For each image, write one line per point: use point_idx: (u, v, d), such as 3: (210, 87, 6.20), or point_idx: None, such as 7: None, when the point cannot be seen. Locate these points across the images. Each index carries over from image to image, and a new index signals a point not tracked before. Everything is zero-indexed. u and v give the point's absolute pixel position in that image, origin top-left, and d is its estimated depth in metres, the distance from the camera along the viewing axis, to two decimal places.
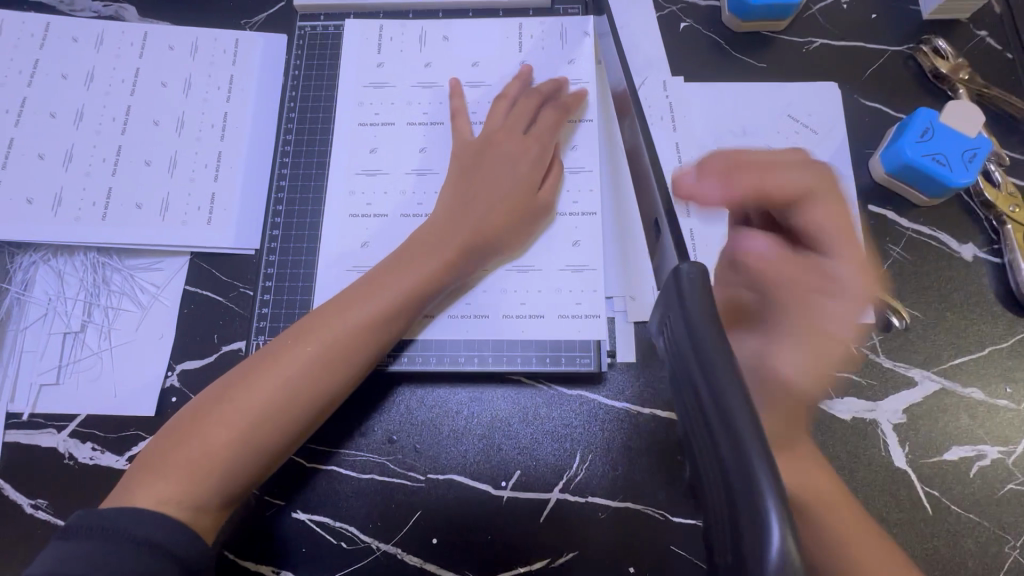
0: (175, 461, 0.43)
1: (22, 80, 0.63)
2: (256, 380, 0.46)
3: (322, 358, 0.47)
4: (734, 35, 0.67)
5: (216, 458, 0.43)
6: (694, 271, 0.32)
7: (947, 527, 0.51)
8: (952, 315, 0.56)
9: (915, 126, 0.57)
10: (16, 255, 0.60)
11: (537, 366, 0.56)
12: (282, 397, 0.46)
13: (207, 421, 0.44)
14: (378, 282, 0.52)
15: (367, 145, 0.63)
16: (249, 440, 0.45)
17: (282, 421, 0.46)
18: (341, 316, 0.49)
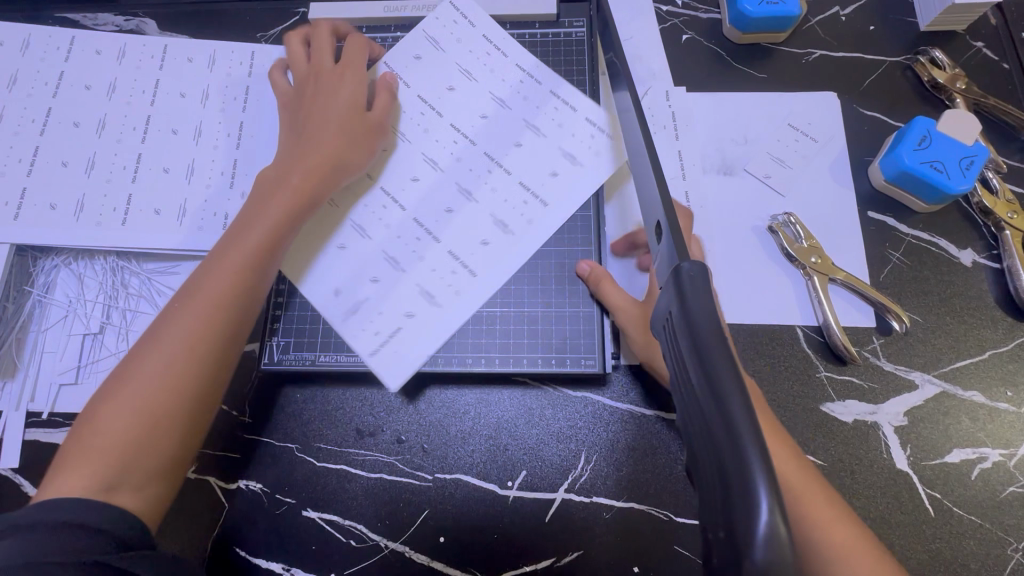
0: (83, 453, 0.41)
1: (47, 91, 0.65)
2: (140, 352, 0.45)
3: (198, 308, 0.47)
4: (734, 46, 0.68)
5: (116, 436, 0.42)
6: (696, 268, 0.34)
7: (950, 529, 0.51)
8: (952, 319, 0.57)
9: (913, 134, 0.59)
10: (38, 258, 0.62)
11: (542, 367, 0.57)
12: (173, 349, 0.45)
13: (108, 406, 0.43)
14: (250, 216, 0.52)
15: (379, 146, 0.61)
16: (153, 395, 0.43)
17: (183, 370, 0.45)
18: (218, 259, 0.49)
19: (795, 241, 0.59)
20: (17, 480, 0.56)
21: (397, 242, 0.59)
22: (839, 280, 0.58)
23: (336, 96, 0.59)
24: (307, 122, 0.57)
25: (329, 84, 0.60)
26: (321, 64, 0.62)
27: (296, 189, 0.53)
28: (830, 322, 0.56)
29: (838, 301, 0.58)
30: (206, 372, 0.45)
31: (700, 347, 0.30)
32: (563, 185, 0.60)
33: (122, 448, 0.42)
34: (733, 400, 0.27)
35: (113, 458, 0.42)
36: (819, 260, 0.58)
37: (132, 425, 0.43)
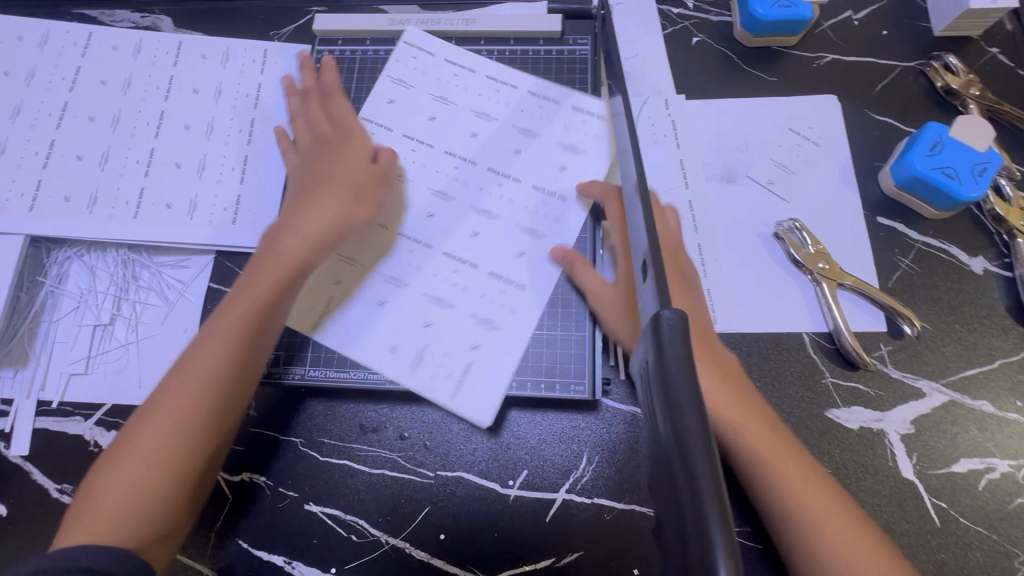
0: (93, 506, 0.44)
1: (64, 86, 0.67)
2: (133, 429, 0.47)
3: (202, 371, 0.48)
4: (745, 49, 0.68)
5: (124, 496, 0.44)
6: (676, 316, 0.31)
7: (955, 539, 0.50)
8: (961, 327, 0.57)
9: (925, 139, 0.58)
10: (51, 250, 0.63)
11: (531, 392, 0.57)
12: (162, 429, 0.46)
13: (104, 483, 0.45)
14: (240, 289, 0.52)
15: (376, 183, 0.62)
16: (156, 457, 0.45)
17: (171, 448, 0.46)
18: (207, 334, 0.50)
19: (802, 247, 0.59)
20: (26, 467, 0.57)
21: (418, 286, 0.59)
22: (847, 285, 0.57)
23: (338, 156, 0.59)
24: (314, 176, 0.58)
25: (331, 144, 0.60)
26: (320, 119, 0.63)
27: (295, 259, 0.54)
28: (840, 327, 0.56)
29: (847, 307, 0.57)
30: (204, 433, 0.47)
31: (675, 407, 0.28)
32: (556, 215, 0.61)
33: (111, 527, 0.43)
34: (702, 473, 0.26)
35: (102, 535, 0.43)
36: (827, 266, 0.58)
37: (123, 502, 0.44)
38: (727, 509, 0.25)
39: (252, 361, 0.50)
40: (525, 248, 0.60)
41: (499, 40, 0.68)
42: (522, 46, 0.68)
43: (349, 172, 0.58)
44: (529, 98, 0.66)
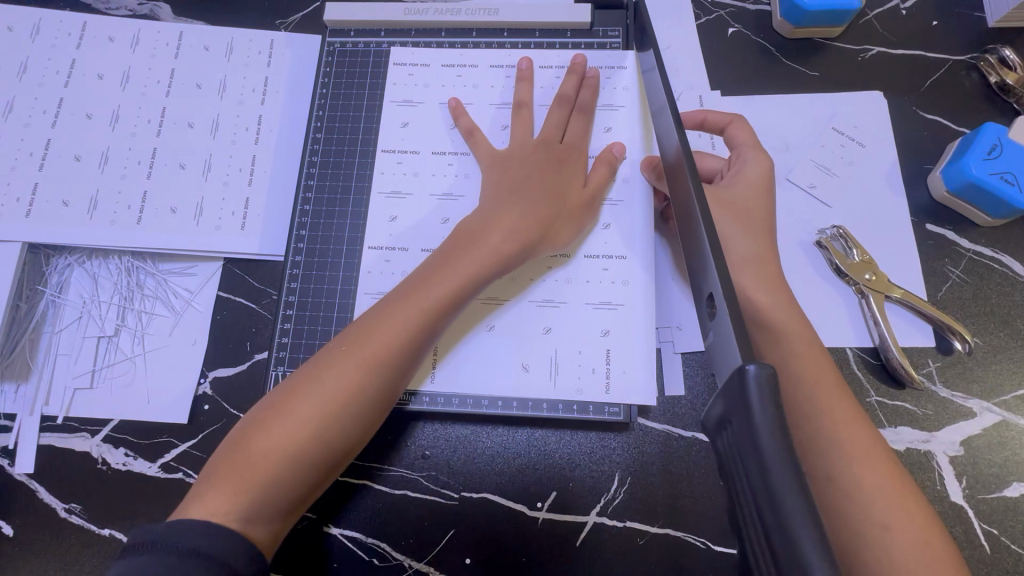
0: (232, 472, 0.41)
1: (59, 81, 0.62)
2: (267, 418, 0.43)
3: (374, 360, 0.45)
4: (784, 41, 0.64)
5: (261, 472, 0.41)
6: (766, 376, 0.24)
7: (1005, 568, 0.48)
8: (1015, 343, 0.53)
9: (982, 141, 0.54)
10: (51, 256, 0.60)
11: (562, 414, 0.53)
12: (298, 432, 0.42)
13: (231, 466, 0.42)
14: (394, 305, 0.47)
15: (388, 212, 0.58)
16: (305, 437, 0.42)
17: (299, 459, 0.42)
18: (358, 344, 0.45)
19: (846, 256, 0.55)
20: (31, 485, 0.55)
21: (527, 317, 0.55)
22: (895, 298, 0.54)
23: (506, 174, 0.54)
24: (507, 175, 0.54)
25: (530, 158, 0.55)
26: (552, 129, 0.57)
27: (454, 280, 0.47)
28: (889, 342, 0.52)
29: (894, 320, 0.54)
30: (355, 424, 0.44)
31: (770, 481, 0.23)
32: (627, 223, 0.56)
33: (230, 516, 0.40)
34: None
35: (234, 504, 0.40)
36: (874, 277, 0.54)
37: (241, 491, 0.41)
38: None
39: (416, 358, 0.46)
40: (612, 264, 0.55)
41: (523, 30, 0.63)
42: (548, 38, 0.63)
43: (550, 172, 0.54)
44: (571, 91, 0.59)
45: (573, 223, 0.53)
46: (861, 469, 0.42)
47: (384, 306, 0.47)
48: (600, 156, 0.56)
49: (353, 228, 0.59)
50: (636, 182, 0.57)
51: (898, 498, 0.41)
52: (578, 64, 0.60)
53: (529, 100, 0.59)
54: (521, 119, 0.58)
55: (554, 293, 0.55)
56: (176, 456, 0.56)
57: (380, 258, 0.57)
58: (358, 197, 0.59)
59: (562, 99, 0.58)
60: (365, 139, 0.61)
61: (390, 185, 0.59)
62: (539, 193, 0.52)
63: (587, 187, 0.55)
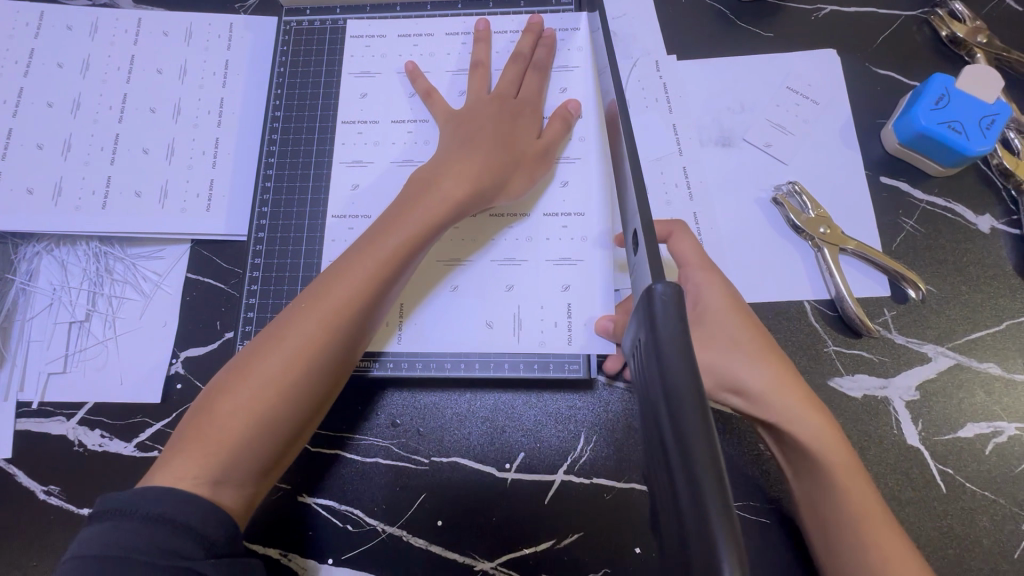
0: (199, 436, 0.42)
1: (19, 71, 0.63)
2: (230, 382, 0.43)
3: (331, 317, 0.45)
4: (738, 3, 0.64)
5: (228, 432, 0.42)
6: (670, 290, 0.30)
7: (962, 505, 0.49)
8: (968, 289, 0.55)
9: (930, 92, 0.55)
10: (19, 246, 0.60)
11: (524, 373, 0.54)
12: (263, 391, 0.43)
13: (197, 430, 0.42)
14: (349, 263, 0.47)
15: (350, 181, 0.59)
16: (271, 395, 0.43)
17: (267, 416, 0.43)
18: (315, 302, 0.46)
19: (801, 211, 0.56)
20: (9, 470, 0.55)
21: (490, 277, 0.56)
22: (850, 250, 0.55)
23: (461, 130, 0.54)
24: (461, 131, 0.54)
25: (484, 112, 0.55)
26: (507, 85, 0.57)
27: (411, 232, 0.48)
28: (843, 293, 0.53)
29: (849, 271, 0.55)
30: (318, 380, 0.45)
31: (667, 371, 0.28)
32: (584, 181, 0.57)
33: (203, 477, 0.41)
34: (699, 448, 0.25)
35: (205, 467, 0.41)
36: (829, 230, 0.55)
37: (211, 453, 0.41)
38: (726, 484, 0.24)
39: (375, 312, 0.47)
40: (572, 221, 0.56)
41: (478, 2, 0.64)
42: (503, 9, 0.63)
43: (502, 127, 0.54)
44: (522, 50, 0.59)
45: (527, 173, 0.54)
46: (834, 473, 0.45)
47: (340, 263, 0.47)
48: (555, 112, 0.57)
49: (314, 203, 0.59)
50: (593, 140, 0.58)
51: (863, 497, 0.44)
52: (533, 24, 0.60)
53: (486, 60, 0.60)
54: (477, 78, 0.58)
55: (515, 256, 0.56)
56: (151, 435, 0.56)
57: (342, 226, 0.58)
58: (318, 172, 0.60)
59: (516, 57, 0.59)
60: (323, 115, 0.62)
61: (352, 154, 0.60)
62: (493, 144, 0.53)
63: (542, 139, 0.56)
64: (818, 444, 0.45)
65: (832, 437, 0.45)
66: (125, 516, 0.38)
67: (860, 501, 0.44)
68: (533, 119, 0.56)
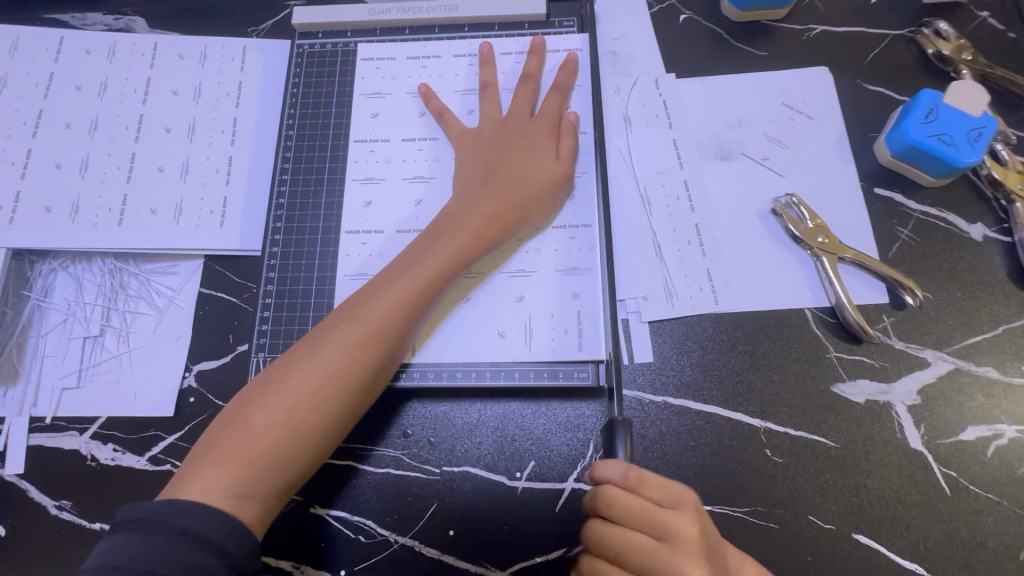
0: (230, 448, 0.43)
1: (39, 93, 0.65)
2: (266, 394, 0.45)
3: (366, 338, 0.47)
4: (733, 24, 0.67)
5: (261, 446, 0.43)
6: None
7: (967, 507, 0.50)
8: (963, 295, 0.56)
9: (920, 106, 0.57)
10: (35, 263, 0.62)
11: (533, 381, 0.55)
12: (297, 404, 0.44)
13: (227, 442, 0.43)
14: (384, 285, 0.50)
15: (364, 197, 0.61)
16: (304, 412, 0.44)
17: (299, 429, 0.44)
18: (350, 322, 0.48)
19: (800, 222, 0.58)
20: (22, 485, 0.56)
21: (498, 288, 0.57)
22: (848, 258, 0.56)
23: (481, 157, 0.57)
24: (483, 159, 0.57)
25: (500, 133, 0.58)
26: (517, 105, 0.60)
27: (440, 258, 0.51)
28: (843, 300, 0.55)
29: (849, 280, 0.57)
30: (349, 401, 0.46)
31: None
32: (589, 194, 0.59)
33: (232, 489, 0.42)
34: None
35: (236, 479, 0.42)
36: (827, 239, 0.57)
37: (243, 463, 0.42)
38: None
39: (406, 334, 0.49)
40: (578, 232, 0.58)
41: (483, 25, 0.66)
42: (508, 31, 0.66)
43: (519, 151, 0.57)
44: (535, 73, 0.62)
45: (541, 198, 0.55)
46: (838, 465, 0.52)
47: (376, 285, 0.50)
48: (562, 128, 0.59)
49: (326, 218, 0.61)
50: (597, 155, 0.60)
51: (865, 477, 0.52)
52: (536, 47, 0.63)
53: (494, 80, 0.62)
54: (487, 99, 0.61)
55: (522, 267, 0.57)
56: (163, 448, 0.57)
57: (351, 238, 0.60)
58: (331, 188, 0.62)
59: (524, 78, 0.61)
60: (336, 134, 0.64)
61: (364, 171, 0.62)
62: (513, 177, 0.55)
63: (560, 161, 0.57)
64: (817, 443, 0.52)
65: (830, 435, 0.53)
66: (144, 534, 0.38)
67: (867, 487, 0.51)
68: (551, 139, 0.58)
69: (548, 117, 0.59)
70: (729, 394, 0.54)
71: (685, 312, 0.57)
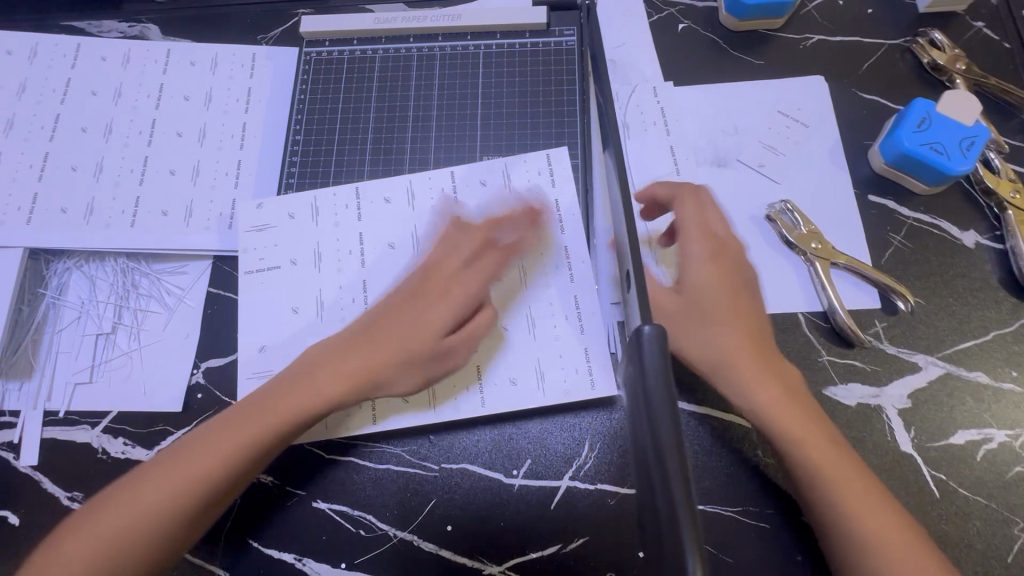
0: (101, 522, 0.47)
1: (56, 98, 0.67)
2: (150, 475, 0.48)
3: (250, 437, 0.50)
4: (731, 33, 0.68)
5: (128, 529, 0.46)
6: (656, 332, 0.34)
7: (955, 509, 0.51)
8: (955, 300, 0.57)
9: (913, 115, 0.58)
10: (51, 261, 0.64)
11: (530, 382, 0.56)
12: (174, 492, 0.47)
13: (105, 514, 0.47)
14: (286, 381, 0.53)
15: (288, 256, 0.60)
16: (173, 500, 0.47)
17: (122, 551, 0.46)
18: (245, 416, 0.50)
19: (794, 228, 0.59)
20: (36, 476, 0.58)
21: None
22: (841, 264, 0.58)
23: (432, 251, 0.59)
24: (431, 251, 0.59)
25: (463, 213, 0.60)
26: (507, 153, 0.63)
27: (346, 363, 0.53)
28: (835, 305, 0.56)
29: (841, 284, 0.58)
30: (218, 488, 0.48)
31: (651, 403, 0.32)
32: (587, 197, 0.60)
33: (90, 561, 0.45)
34: (675, 476, 0.29)
35: (100, 552, 0.45)
36: (820, 246, 0.58)
37: (108, 541, 0.46)
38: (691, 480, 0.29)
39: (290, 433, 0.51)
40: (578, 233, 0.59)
41: (486, 34, 0.68)
42: (509, 40, 0.68)
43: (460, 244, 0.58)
44: None
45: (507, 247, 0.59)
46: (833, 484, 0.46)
47: (281, 377, 0.53)
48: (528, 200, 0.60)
49: None
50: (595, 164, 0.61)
51: (867, 499, 0.46)
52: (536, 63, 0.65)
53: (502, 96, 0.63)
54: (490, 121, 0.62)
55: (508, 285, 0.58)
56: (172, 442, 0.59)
57: (255, 282, 0.60)
58: None
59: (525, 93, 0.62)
60: (342, 141, 0.66)
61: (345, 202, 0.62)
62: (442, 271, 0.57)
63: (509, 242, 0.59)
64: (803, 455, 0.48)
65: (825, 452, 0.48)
66: None
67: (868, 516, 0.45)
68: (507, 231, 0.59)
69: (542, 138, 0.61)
70: (723, 401, 0.55)
71: None
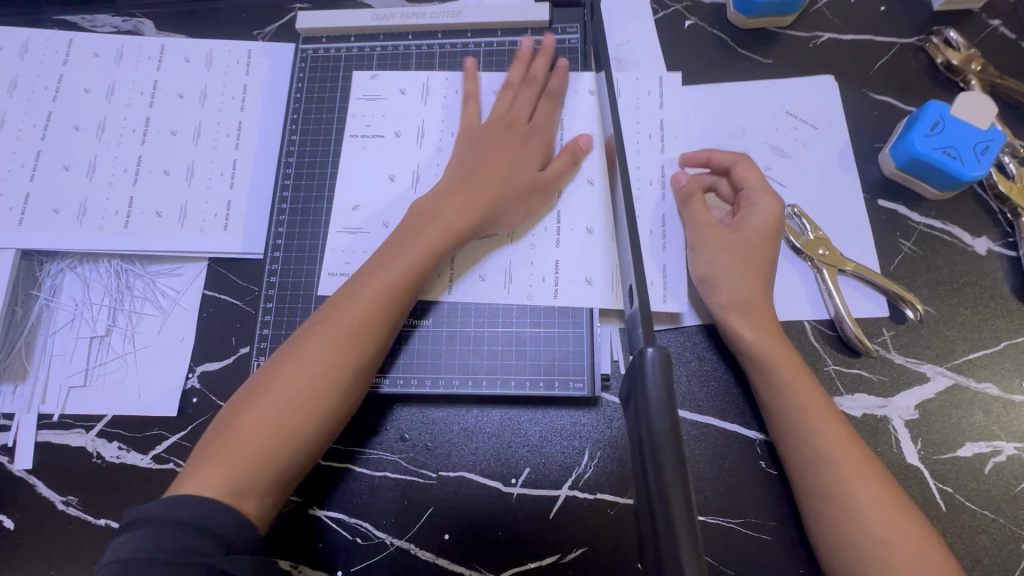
0: (223, 452, 0.43)
1: (48, 95, 0.66)
2: (252, 398, 0.45)
3: (353, 328, 0.47)
4: (739, 31, 0.66)
5: (255, 447, 0.43)
6: (660, 355, 0.32)
7: (962, 523, 0.50)
8: (965, 309, 0.56)
9: (926, 117, 0.56)
10: (44, 262, 0.63)
11: (531, 390, 0.56)
12: (288, 402, 0.44)
13: (220, 446, 0.43)
14: (364, 279, 0.50)
15: (392, 128, 0.63)
16: (297, 405, 0.45)
17: (290, 428, 0.44)
18: (332, 320, 0.48)
19: (801, 234, 0.58)
20: (30, 481, 0.57)
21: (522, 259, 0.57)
22: (848, 271, 0.56)
23: (469, 152, 0.57)
24: (478, 160, 0.56)
25: (495, 135, 0.58)
26: (512, 116, 0.59)
27: (424, 249, 0.51)
28: (842, 313, 0.55)
29: (848, 292, 0.57)
30: (347, 387, 0.47)
31: (651, 427, 0.30)
32: (589, 199, 0.59)
33: (225, 487, 0.41)
34: (675, 503, 0.28)
35: (234, 473, 0.42)
36: (828, 251, 0.57)
37: (231, 464, 0.42)
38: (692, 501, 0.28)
39: (398, 315, 0.50)
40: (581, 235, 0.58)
41: (487, 30, 0.66)
42: (511, 36, 0.66)
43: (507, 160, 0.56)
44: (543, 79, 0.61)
45: (522, 209, 0.56)
46: (851, 478, 0.45)
47: (351, 284, 0.50)
48: (564, 146, 0.58)
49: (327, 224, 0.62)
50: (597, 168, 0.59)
51: (885, 502, 0.45)
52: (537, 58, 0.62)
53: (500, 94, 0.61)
54: (492, 109, 0.60)
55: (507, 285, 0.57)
56: (166, 448, 0.58)
57: (359, 145, 0.63)
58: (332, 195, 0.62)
59: (528, 97, 0.60)
60: (338, 140, 0.64)
61: (362, 127, 0.63)
62: (501, 174, 0.55)
63: (545, 173, 0.57)
64: (819, 449, 0.47)
65: (844, 445, 0.47)
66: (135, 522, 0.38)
67: (882, 521, 0.44)
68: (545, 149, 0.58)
69: (542, 137, 0.59)
70: (725, 407, 0.55)
71: (682, 321, 0.57)
